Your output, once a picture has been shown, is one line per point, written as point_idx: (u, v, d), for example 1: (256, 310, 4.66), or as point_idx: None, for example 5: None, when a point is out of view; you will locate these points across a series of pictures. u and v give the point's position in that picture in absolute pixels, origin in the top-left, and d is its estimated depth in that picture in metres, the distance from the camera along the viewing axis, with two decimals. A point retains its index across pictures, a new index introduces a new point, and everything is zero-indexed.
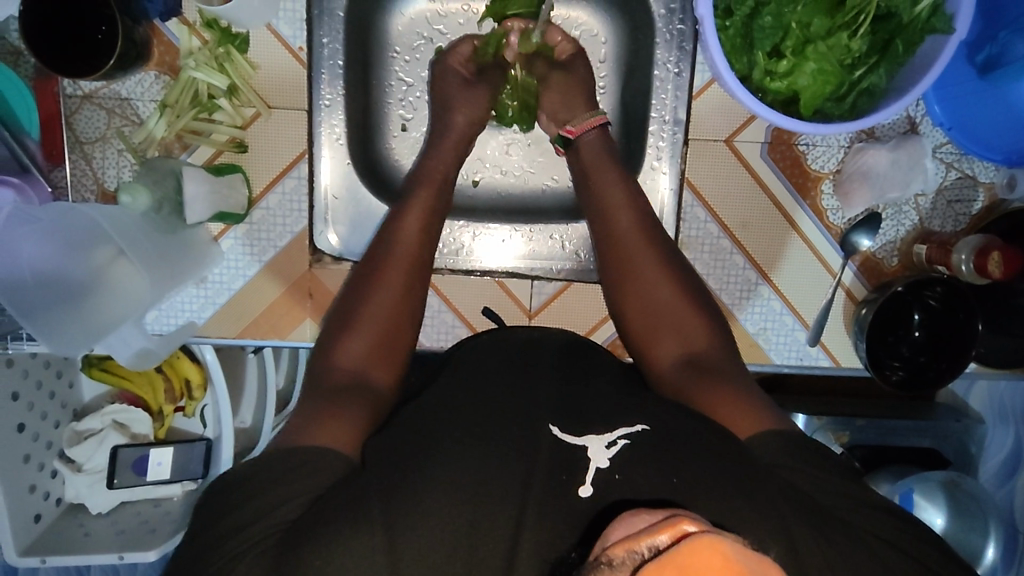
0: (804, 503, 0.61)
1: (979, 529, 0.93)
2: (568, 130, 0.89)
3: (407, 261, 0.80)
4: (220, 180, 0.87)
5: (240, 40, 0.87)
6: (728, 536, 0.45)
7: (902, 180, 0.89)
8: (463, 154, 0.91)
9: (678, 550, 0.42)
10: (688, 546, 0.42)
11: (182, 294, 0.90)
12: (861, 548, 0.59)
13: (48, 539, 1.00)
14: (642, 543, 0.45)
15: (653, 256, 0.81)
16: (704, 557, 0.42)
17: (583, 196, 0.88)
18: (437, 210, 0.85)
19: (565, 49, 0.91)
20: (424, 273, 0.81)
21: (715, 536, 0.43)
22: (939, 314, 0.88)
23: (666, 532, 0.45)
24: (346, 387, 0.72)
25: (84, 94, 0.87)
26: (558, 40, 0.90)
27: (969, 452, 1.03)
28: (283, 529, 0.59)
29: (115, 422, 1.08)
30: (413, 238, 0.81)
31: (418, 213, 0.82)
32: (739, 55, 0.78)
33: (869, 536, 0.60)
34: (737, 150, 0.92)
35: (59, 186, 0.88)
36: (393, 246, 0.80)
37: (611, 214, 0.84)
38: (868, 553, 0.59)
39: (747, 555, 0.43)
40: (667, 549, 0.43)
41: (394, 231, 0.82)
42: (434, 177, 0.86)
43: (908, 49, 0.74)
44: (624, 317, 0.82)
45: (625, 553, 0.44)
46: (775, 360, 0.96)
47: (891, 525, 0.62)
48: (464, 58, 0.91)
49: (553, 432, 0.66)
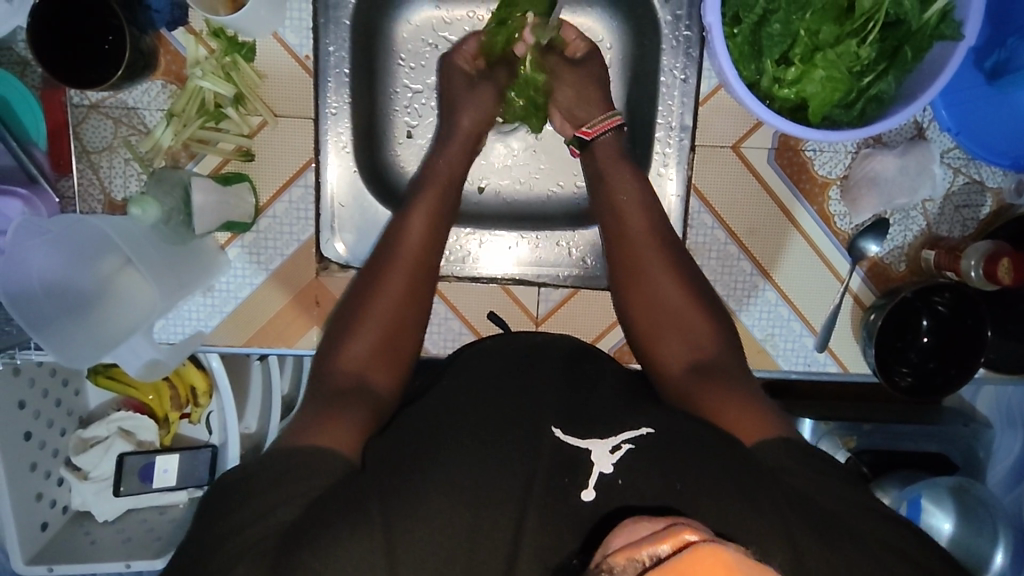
0: (806, 509, 0.61)
1: (987, 534, 0.93)
2: (585, 130, 0.88)
3: (410, 266, 0.80)
4: (228, 190, 0.87)
5: (247, 49, 0.86)
6: (729, 544, 0.45)
7: (910, 186, 0.89)
8: (469, 154, 0.90)
9: (679, 560, 0.42)
10: (689, 555, 0.42)
11: (189, 302, 0.90)
12: (864, 553, 0.59)
13: (55, 548, 1.00)
14: (642, 551, 0.45)
15: (660, 259, 0.81)
16: (703, 566, 0.42)
17: (596, 199, 0.87)
18: (443, 215, 0.84)
19: (579, 47, 0.92)
20: (428, 280, 0.81)
21: (715, 544, 0.43)
22: (949, 321, 0.88)
23: (668, 541, 0.45)
24: (346, 391, 0.72)
25: (91, 104, 0.87)
26: (572, 37, 0.92)
27: (978, 457, 1.02)
28: (282, 532, 0.59)
29: (121, 429, 1.06)
30: (416, 242, 0.81)
31: (421, 219, 0.82)
32: (747, 62, 0.77)
33: (872, 541, 0.60)
34: (744, 156, 0.92)
35: (66, 195, 0.88)
36: (395, 251, 0.80)
37: (623, 215, 0.83)
38: (870, 557, 0.59)
39: (745, 560, 0.44)
40: (668, 559, 0.43)
41: (399, 235, 0.81)
42: (436, 182, 0.86)
43: (917, 56, 0.74)
44: (631, 319, 0.82)
45: (627, 561, 0.45)
46: (783, 366, 0.95)
47: (895, 531, 0.62)
48: (471, 54, 0.92)
49: (557, 434, 0.66)
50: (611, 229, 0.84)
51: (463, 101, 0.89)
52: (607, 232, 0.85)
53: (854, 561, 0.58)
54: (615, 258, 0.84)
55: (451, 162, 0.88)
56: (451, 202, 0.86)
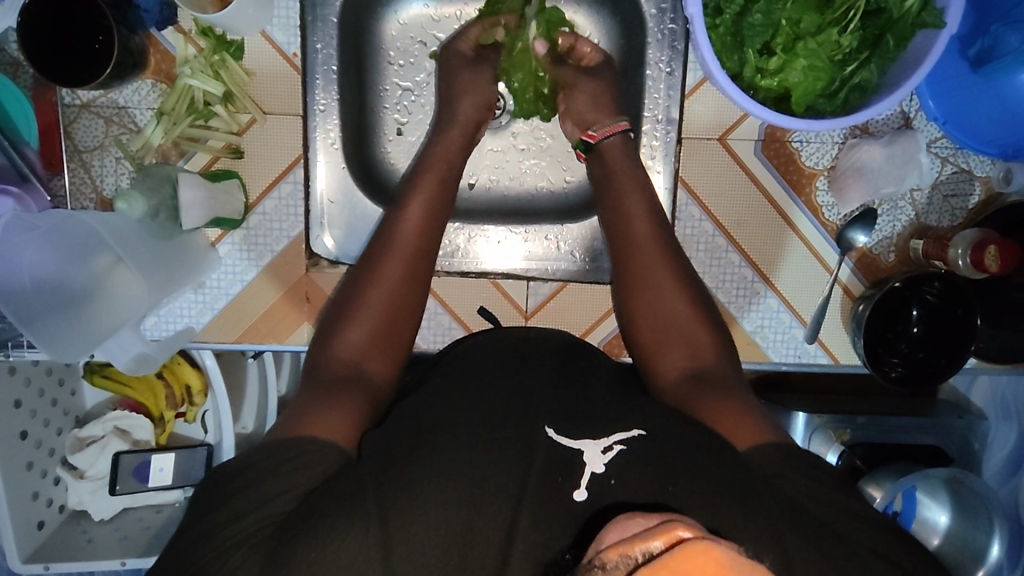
0: (796, 513, 0.60)
1: (983, 525, 0.92)
2: (590, 134, 0.88)
3: (406, 257, 0.79)
4: (216, 186, 0.87)
5: (235, 47, 0.88)
6: (723, 543, 0.44)
7: (897, 175, 0.89)
8: (468, 140, 0.89)
9: (668, 560, 0.42)
10: (680, 552, 0.42)
11: (181, 299, 0.91)
12: (851, 558, 0.59)
13: (51, 547, 1.00)
14: (635, 547, 0.44)
15: (661, 257, 0.81)
16: (696, 565, 0.41)
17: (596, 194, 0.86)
18: (439, 208, 0.84)
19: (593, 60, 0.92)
20: (428, 258, 0.81)
21: (708, 543, 0.43)
22: (939, 310, 0.88)
23: (661, 538, 0.44)
24: (344, 379, 0.73)
25: (82, 104, 0.88)
26: (586, 50, 0.92)
27: (974, 450, 1.01)
28: (278, 521, 0.60)
29: (117, 428, 1.07)
30: (413, 232, 0.81)
31: (416, 210, 0.82)
32: (729, 53, 0.78)
33: (859, 548, 0.60)
34: (731, 147, 0.92)
35: (59, 194, 0.89)
36: (390, 240, 0.80)
37: (624, 207, 0.84)
38: (856, 563, 0.59)
39: (738, 559, 0.43)
40: (658, 559, 0.42)
41: (397, 223, 0.81)
42: (441, 173, 0.86)
43: (900, 44, 0.74)
44: (633, 322, 0.81)
45: (618, 558, 0.44)
46: (773, 358, 0.95)
47: (884, 539, 0.61)
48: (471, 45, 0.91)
49: (549, 433, 0.66)
50: (618, 228, 0.84)
51: (469, 84, 0.89)
52: (614, 228, 0.85)
53: (842, 567, 0.58)
54: (620, 254, 0.83)
55: (450, 151, 0.87)
56: (449, 193, 0.85)
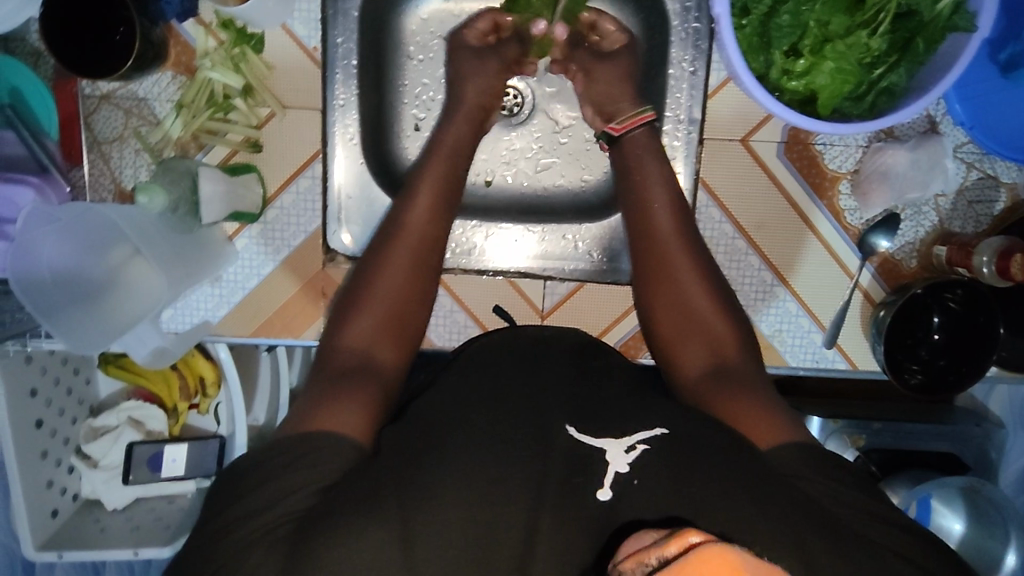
0: (819, 516, 0.59)
1: (999, 535, 0.90)
2: (613, 126, 0.87)
3: (415, 241, 0.79)
4: (235, 180, 0.88)
5: (256, 40, 0.88)
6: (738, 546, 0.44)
7: (923, 181, 0.88)
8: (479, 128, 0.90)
9: (684, 563, 0.41)
10: (696, 554, 0.42)
11: (198, 292, 0.91)
12: (878, 562, 0.57)
13: (65, 535, 1.00)
14: (652, 554, 0.44)
15: (687, 255, 0.80)
16: (711, 567, 0.41)
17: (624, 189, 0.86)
18: (450, 191, 0.84)
19: (618, 39, 0.90)
20: (436, 249, 0.81)
21: (724, 545, 0.42)
22: (961, 317, 0.87)
23: (674, 544, 0.43)
24: (354, 367, 0.72)
25: (102, 95, 0.88)
26: (608, 29, 0.90)
27: (991, 458, 1.00)
28: (295, 519, 0.58)
29: (131, 418, 1.08)
30: (422, 216, 0.80)
31: (427, 195, 0.81)
32: (756, 54, 0.77)
33: (887, 552, 0.59)
34: (753, 149, 0.91)
35: (77, 185, 0.89)
36: (396, 228, 0.80)
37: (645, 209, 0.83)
38: (882, 568, 0.57)
39: (753, 561, 0.43)
40: (674, 562, 0.42)
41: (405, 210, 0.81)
42: (442, 158, 0.85)
43: (930, 48, 0.73)
44: (655, 317, 0.80)
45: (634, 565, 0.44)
46: (791, 362, 0.95)
47: (911, 544, 0.60)
48: (482, 32, 0.91)
49: (574, 433, 0.65)
50: (636, 220, 0.83)
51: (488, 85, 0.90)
52: (632, 216, 0.84)
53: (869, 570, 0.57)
54: (642, 255, 0.82)
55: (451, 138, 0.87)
56: (456, 184, 0.85)
